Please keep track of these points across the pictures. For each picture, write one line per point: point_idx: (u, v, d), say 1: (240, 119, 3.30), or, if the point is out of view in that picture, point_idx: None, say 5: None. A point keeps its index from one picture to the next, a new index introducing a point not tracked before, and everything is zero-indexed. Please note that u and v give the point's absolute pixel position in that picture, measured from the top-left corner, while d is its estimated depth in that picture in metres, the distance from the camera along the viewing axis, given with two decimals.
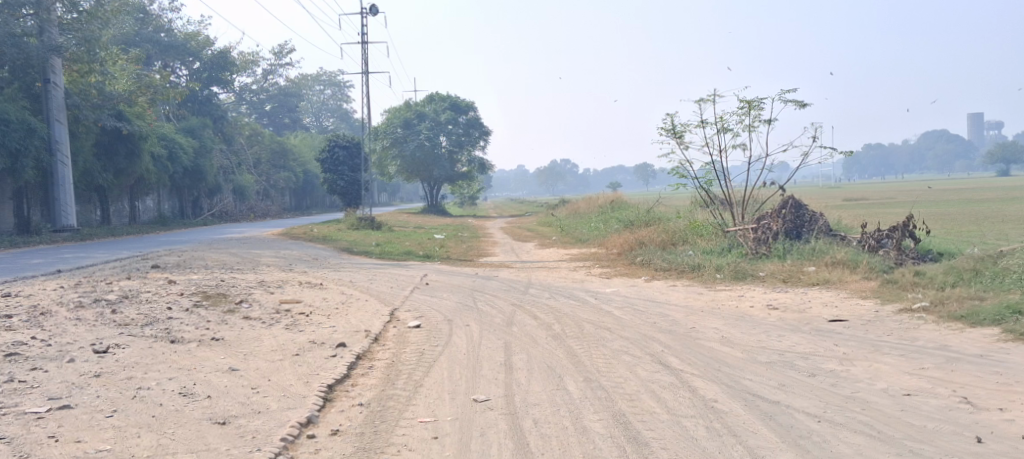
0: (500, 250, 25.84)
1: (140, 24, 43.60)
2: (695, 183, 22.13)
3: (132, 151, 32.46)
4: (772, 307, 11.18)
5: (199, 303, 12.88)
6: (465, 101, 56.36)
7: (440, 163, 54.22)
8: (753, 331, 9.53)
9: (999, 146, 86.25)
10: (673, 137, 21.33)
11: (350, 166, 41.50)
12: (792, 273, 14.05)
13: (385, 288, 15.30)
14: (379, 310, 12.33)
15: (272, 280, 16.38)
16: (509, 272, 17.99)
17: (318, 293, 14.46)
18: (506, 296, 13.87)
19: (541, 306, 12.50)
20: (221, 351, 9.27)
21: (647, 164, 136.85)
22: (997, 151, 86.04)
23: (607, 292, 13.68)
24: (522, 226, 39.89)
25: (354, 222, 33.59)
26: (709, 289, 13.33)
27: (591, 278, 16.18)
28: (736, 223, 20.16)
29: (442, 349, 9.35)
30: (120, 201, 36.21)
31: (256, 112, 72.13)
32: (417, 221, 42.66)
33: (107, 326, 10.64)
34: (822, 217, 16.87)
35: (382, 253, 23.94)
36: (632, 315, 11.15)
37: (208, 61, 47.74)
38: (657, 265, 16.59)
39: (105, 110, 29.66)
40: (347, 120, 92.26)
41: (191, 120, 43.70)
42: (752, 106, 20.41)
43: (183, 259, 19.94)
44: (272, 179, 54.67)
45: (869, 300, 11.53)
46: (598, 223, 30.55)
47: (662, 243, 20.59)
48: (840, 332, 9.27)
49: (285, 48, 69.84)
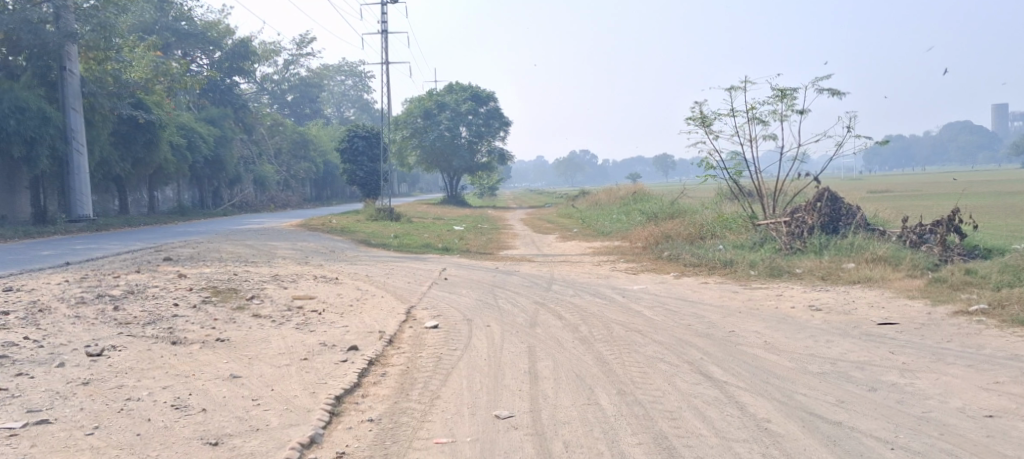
0: (522, 242, 25.12)
1: (160, 11, 43.24)
2: (723, 175, 21.24)
3: (150, 140, 32.03)
4: (815, 309, 10.40)
5: (207, 298, 12.29)
6: (486, 90, 55.52)
7: (460, 154, 53.56)
8: (799, 336, 8.77)
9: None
10: (702, 126, 20.54)
11: (370, 156, 40.90)
12: (832, 270, 13.23)
13: (402, 283, 14.64)
14: (395, 309, 11.67)
15: (286, 274, 15.78)
16: (532, 267, 17.27)
17: (332, 289, 13.82)
18: (529, 293, 13.17)
19: (566, 304, 11.78)
20: (223, 354, 8.64)
21: (668, 155, 135.32)
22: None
23: (635, 290, 12.94)
24: (543, 218, 39.14)
25: (374, 213, 32.99)
26: (743, 287, 12.56)
27: (617, 274, 15.43)
28: (767, 216, 19.29)
29: (462, 354, 8.66)
30: (138, 191, 35.86)
31: (277, 103, 71.80)
32: (437, 212, 41.99)
33: (106, 325, 10.06)
34: (860, 210, 15.99)
35: (401, 245, 23.32)
36: (664, 316, 10.44)
37: (229, 49, 47.27)
38: (687, 260, 15.83)
39: (121, 98, 29.20)
40: (367, 110, 91.80)
41: (211, 110, 43.30)
42: (785, 95, 19.59)
43: (196, 251, 19.37)
44: (292, 169, 54.22)
45: (918, 300, 10.70)
46: (622, 215, 29.76)
47: (689, 237, 19.81)
48: (894, 337, 8.49)
49: (306, 37, 69.45)
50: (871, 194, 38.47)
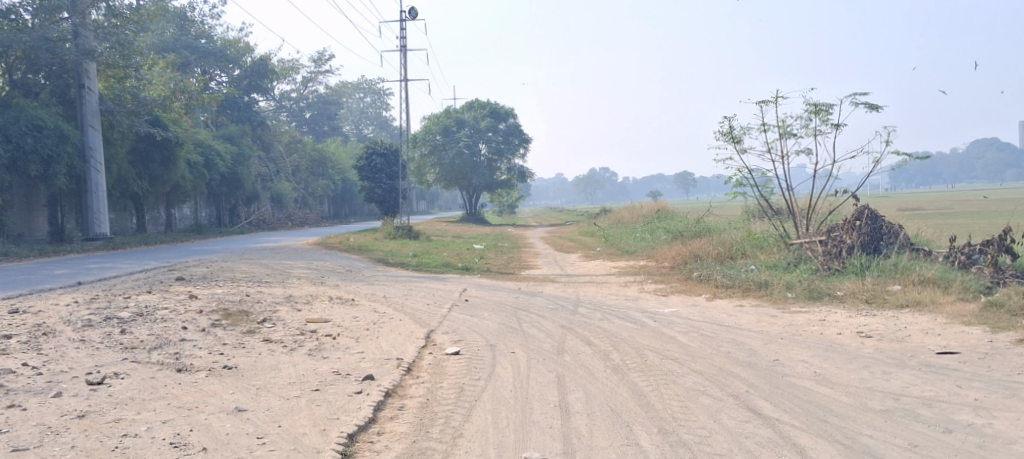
0: (543, 261, 24.48)
1: (180, 30, 43.26)
2: (754, 191, 20.61)
3: (168, 158, 31.71)
4: (864, 336, 9.78)
5: (217, 321, 11.69)
6: (505, 107, 55.13)
7: (479, 171, 53.20)
8: (851, 366, 8.15)
9: None
10: (731, 142, 19.90)
11: (388, 173, 40.47)
12: (875, 292, 12.61)
13: (421, 305, 14.04)
14: (413, 333, 11.06)
15: (301, 295, 15.19)
16: (555, 288, 16.63)
17: (347, 311, 13.23)
18: (554, 316, 12.55)
19: (593, 328, 11.15)
20: (230, 383, 8.05)
21: (687, 172, 134.29)
22: None
23: (667, 314, 12.26)
24: (563, 236, 38.50)
25: (392, 230, 32.49)
26: (782, 311, 11.90)
27: (645, 295, 14.76)
28: (800, 234, 18.56)
29: (485, 384, 8.04)
30: (156, 209, 35.53)
31: (295, 121, 71.65)
32: (457, 230, 41.52)
33: (110, 350, 9.44)
34: (901, 229, 15.27)
35: (419, 264, 22.73)
36: (700, 342, 9.77)
37: (248, 68, 47.09)
38: (718, 281, 15.14)
39: (140, 116, 28.88)
40: (385, 127, 91.67)
41: (230, 128, 43.06)
42: (819, 110, 18.96)
43: (210, 271, 18.84)
44: (311, 187, 53.87)
45: (976, 327, 10.10)
46: (645, 233, 29.12)
47: (718, 257, 19.11)
48: (958, 370, 7.88)
49: (325, 55, 69.43)
50: (899, 211, 37.60)
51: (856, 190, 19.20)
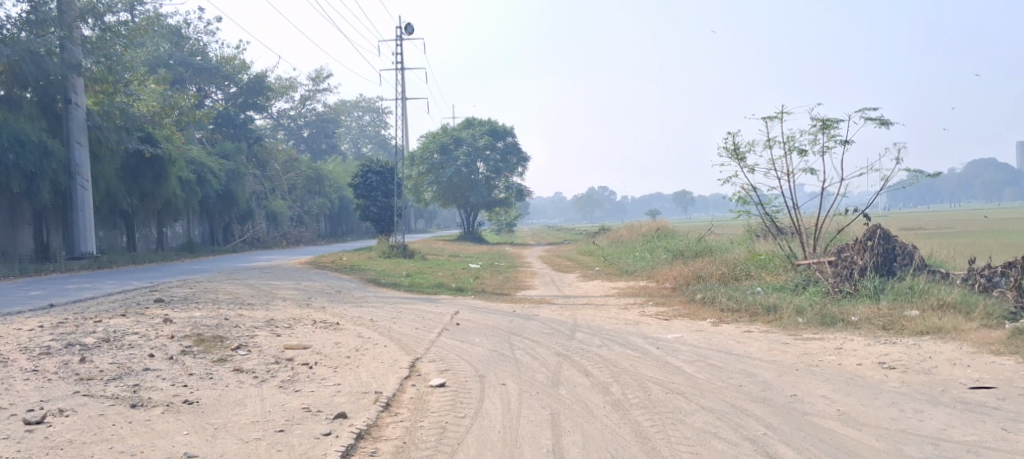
0: (540, 282, 23.62)
1: (175, 46, 42.65)
2: (759, 210, 19.89)
3: (159, 175, 30.98)
4: (887, 367, 8.99)
5: (188, 348, 10.82)
6: (504, 126, 54.48)
7: (477, 189, 52.52)
8: (877, 404, 7.43)
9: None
10: (735, 159, 19.21)
11: (384, 191, 39.61)
12: (893, 318, 11.86)
13: (409, 329, 13.21)
14: (397, 361, 10.24)
15: (283, 318, 14.33)
16: (552, 310, 15.78)
17: (329, 337, 12.40)
18: (550, 342, 11.71)
19: (592, 356, 10.38)
20: (186, 422, 7.24)
21: (686, 191, 133.44)
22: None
23: (670, 340, 11.43)
24: (561, 256, 37.70)
25: (386, 249, 31.70)
26: (794, 338, 11.10)
27: (647, 319, 13.94)
28: (807, 255, 17.83)
29: (470, 422, 7.27)
30: (147, 227, 34.65)
31: (293, 138, 70.96)
32: (453, 249, 40.75)
33: (61, 382, 8.56)
34: (915, 250, 14.51)
35: (411, 284, 21.88)
36: (708, 372, 9.01)
37: (244, 85, 46.32)
38: (724, 304, 14.33)
39: (128, 132, 28.06)
40: (384, 146, 91.07)
41: (225, 145, 42.26)
42: (827, 125, 18.24)
43: (192, 292, 17.97)
44: (306, 205, 52.99)
45: (1007, 358, 9.36)
46: (645, 253, 28.30)
47: (722, 277, 18.31)
48: (998, 408, 7.15)
49: (323, 72, 68.86)
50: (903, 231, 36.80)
51: (867, 208, 18.39)
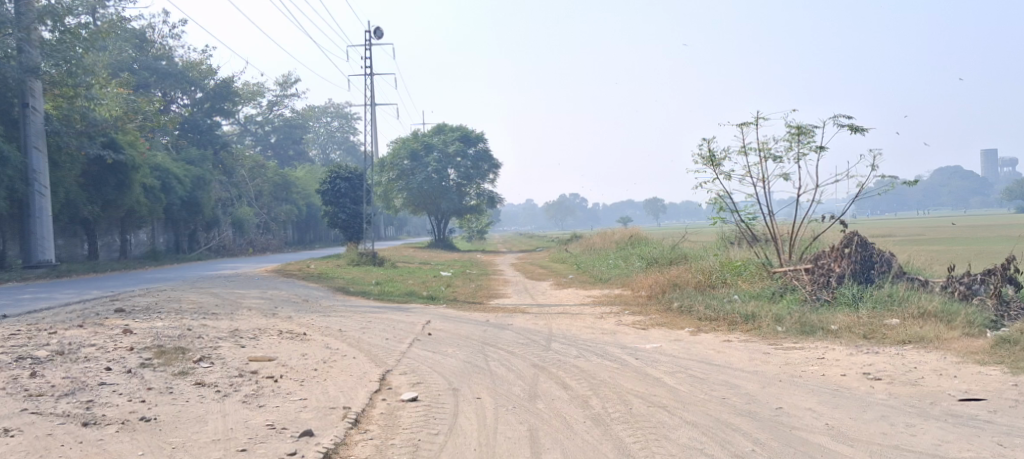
0: (512, 290, 23.25)
1: (140, 50, 41.90)
2: (734, 217, 19.71)
3: (123, 181, 30.25)
4: (873, 378, 8.74)
5: (147, 361, 10.33)
6: (475, 132, 54.11)
7: (448, 196, 52.13)
8: (866, 417, 7.18)
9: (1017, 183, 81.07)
10: (710, 165, 19.04)
11: (353, 198, 39.05)
12: (874, 327, 11.67)
13: (379, 339, 12.81)
14: (367, 374, 9.83)
15: (249, 329, 13.84)
16: (526, 319, 15.44)
17: (297, 348, 11.95)
18: (525, 353, 11.36)
19: (569, 367, 10.05)
20: (141, 442, 6.82)
21: (656, 198, 133.86)
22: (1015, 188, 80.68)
23: (648, 350, 11.13)
24: (533, 263, 37.38)
25: (355, 257, 31.21)
26: (775, 348, 10.86)
27: (623, 328, 13.64)
28: (783, 262, 17.67)
29: (444, 440, 6.92)
30: (109, 234, 33.80)
31: (260, 145, 70.08)
32: (424, 257, 40.28)
33: (9, 399, 8.08)
34: (892, 257, 14.36)
35: (381, 293, 21.43)
36: (690, 384, 8.72)
37: (211, 91, 45.78)
38: (701, 313, 14.07)
39: (89, 137, 27.36)
40: (353, 153, 90.38)
41: (190, 151, 41.52)
42: (802, 132, 18.10)
43: (154, 302, 17.38)
44: (274, 212, 52.21)
45: (993, 368, 9.17)
46: (618, 260, 28.07)
47: (698, 285, 18.10)
48: (991, 422, 6.93)
49: (292, 78, 68.24)
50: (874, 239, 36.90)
51: (842, 214, 18.24)
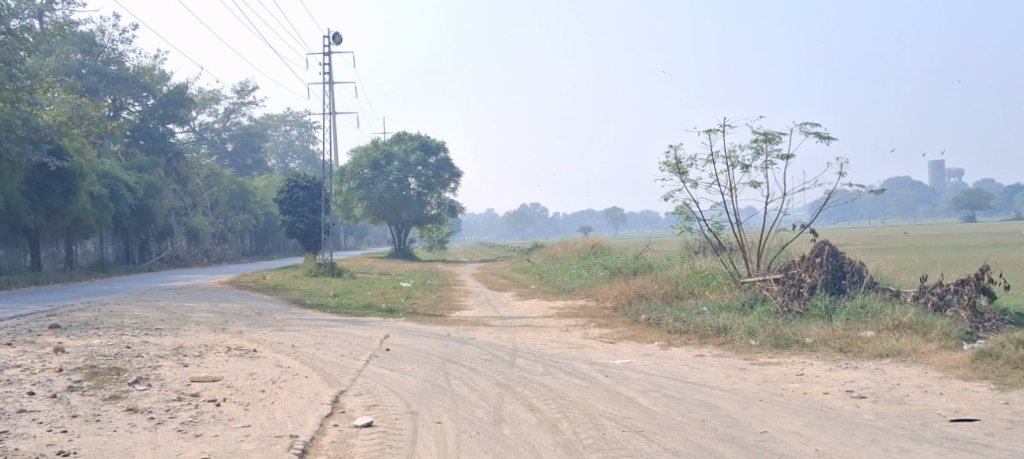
0: (475, 301, 22.61)
1: (88, 55, 40.59)
2: (701, 226, 19.30)
3: (69, 190, 29.10)
4: (857, 395, 8.26)
5: (77, 384, 9.54)
6: (435, 141, 53.38)
7: (409, 205, 51.35)
8: (856, 442, 6.70)
9: (964, 192, 81.88)
10: (676, 173, 18.61)
11: (311, 207, 38.08)
12: (849, 340, 11.24)
13: (333, 356, 12.09)
14: (318, 396, 9.14)
15: (193, 345, 13.03)
16: (489, 333, 14.80)
17: (244, 367, 11.19)
18: (488, 370, 10.74)
19: (535, 386, 9.47)
20: None
21: (616, 207, 133.97)
22: (962, 197, 81.47)
23: (618, 367, 10.58)
24: (495, 273, 36.79)
25: (313, 268, 30.39)
26: (750, 363, 10.36)
27: (591, 342, 13.09)
28: (751, 272, 17.27)
29: None
30: (54, 245, 32.47)
31: (216, 153, 68.54)
32: (384, 267, 39.53)
33: None
34: (863, 267, 13.98)
35: (339, 305, 20.66)
36: (667, 404, 8.20)
37: (163, 97, 43.92)
38: (671, 325, 13.57)
39: (31, 144, 26.18)
40: (312, 161, 89.02)
41: (141, 159, 40.17)
42: (768, 138, 17.75)
43: (94, 316, 16.44)
44: (230, 221, 50.91)
45: (979, 384, 8.72)
46: (582, 270, 27.60)
47: (665, 296, 17.66)
48: (990, 447, 6.47)
49: (248, 85, 66.97)
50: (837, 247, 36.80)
51: (809, 224, 17.87)
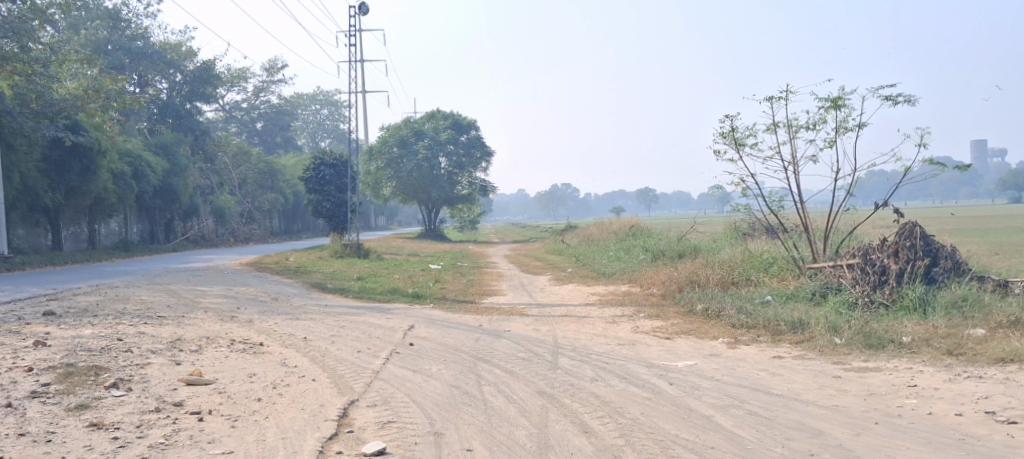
0: (507, 286, 20.95)
1: (113, 30, 39.19)
2: (758, 204, 17.41)
3: (88, 167, 27.72)
4: (1003, 419, 6.49)
5: (41, 390, 7.97)
6: (468, 119, 51.79)
7: (440, 184, 49.78)
8: None
9: (1011, 173, 76.91)
10: (732, 144, 16.75)
11: (338, 186, 36.51)
12: (956, 340, 9.44)
13: (349, 353, 10.48)
14: (321, 408, 7.53)
15: (193, 338, 11.48)
16: (524, 325, 13.15)
17: (244, 367, 9.61)
18: (527, 373, 9.09)
19: (585, 397, 7.80)
20: None
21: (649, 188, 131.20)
22: (1009, 178, 76.68)
23: (683, 371, 8.85)
24: (527, 255, 35.11)
25: (339, 248, 28.90)
26: (843, 370, 8.60)
27: (643, 337, 11.40)
28: (817, 257, 15.35)
29: None
30: (76, 224, 31.25)
31: (245, 132, 67.37)
32: (413, 249, 38.07)
33: None
34: (956, 251, 12.04)
35: (362, 290, 19.10)
36: (759, 428, 6.50)
37: (190, 74, 42.51)
38: (735, 319, 11.81)
39: (46, 119, 24.60)
40: (341, 140, 87.74)
41: (166, 135, 38.64)
42: (838, 105, 15.82)
43: (96, 302, 14.99)
44: (257, 200, 49.57)
45: None
46: (621, 253, 25.83)
47: (720, 282, 15.84)
48: None
49: (277, 62, 65.51)
50: None
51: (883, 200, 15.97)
